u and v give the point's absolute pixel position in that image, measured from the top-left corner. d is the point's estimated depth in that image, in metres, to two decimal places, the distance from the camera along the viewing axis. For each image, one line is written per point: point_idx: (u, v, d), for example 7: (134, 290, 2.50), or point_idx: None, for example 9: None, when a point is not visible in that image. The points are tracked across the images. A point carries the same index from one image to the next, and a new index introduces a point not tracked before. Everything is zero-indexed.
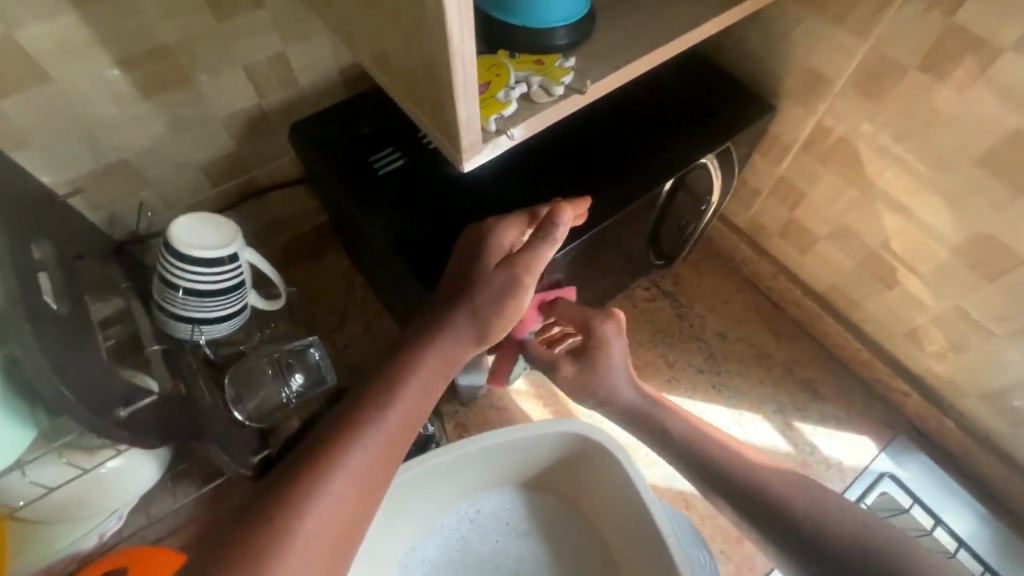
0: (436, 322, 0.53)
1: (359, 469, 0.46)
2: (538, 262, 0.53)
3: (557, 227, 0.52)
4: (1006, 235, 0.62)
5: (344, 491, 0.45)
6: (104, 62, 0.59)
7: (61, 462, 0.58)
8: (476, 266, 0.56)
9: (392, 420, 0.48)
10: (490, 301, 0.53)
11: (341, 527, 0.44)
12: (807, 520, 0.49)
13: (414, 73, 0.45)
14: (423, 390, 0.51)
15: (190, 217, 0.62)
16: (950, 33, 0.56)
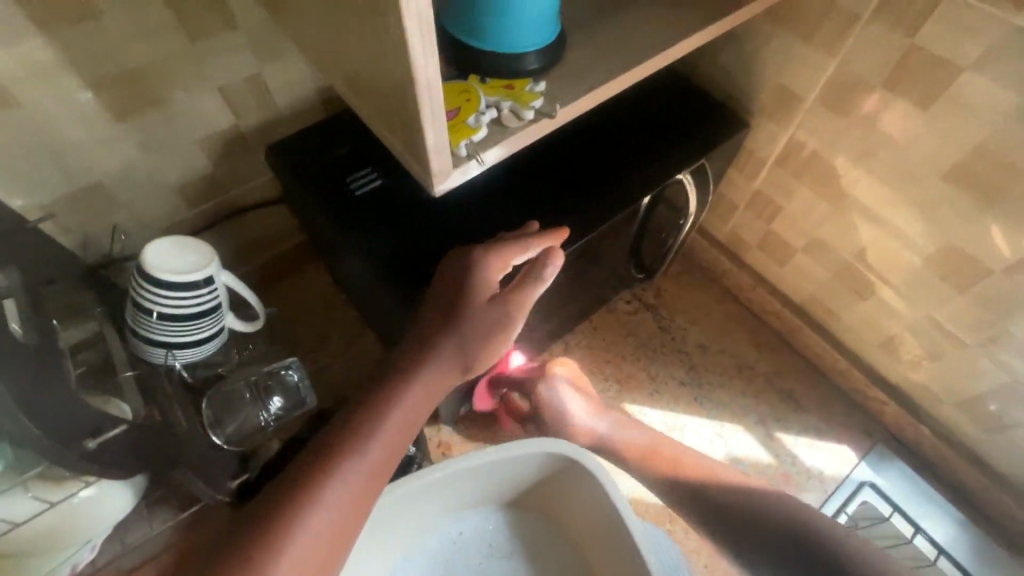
0: (420, 351, 0.53)
1: (344, 499, 0.48)
2: (524, 302, 0.56)
3: (546, 272, 0.55)
4: (974, 247, 0.64)
5: (330, 520, 0.47)
6: (74, 86, 0.58)
7: (27, 497, 0.57)
8: (463, 293, 0.54)
9: (378, 451, 0.50)
10: (476, 333, 0.54)
11: (328, 553, 0.47)
12: (752, 515, 0.53)
13: (384, 98, 0.45)
14: (410, 419, 0.52)
15: (165, 239, 0.61)
16: (913, 51, 0.58)
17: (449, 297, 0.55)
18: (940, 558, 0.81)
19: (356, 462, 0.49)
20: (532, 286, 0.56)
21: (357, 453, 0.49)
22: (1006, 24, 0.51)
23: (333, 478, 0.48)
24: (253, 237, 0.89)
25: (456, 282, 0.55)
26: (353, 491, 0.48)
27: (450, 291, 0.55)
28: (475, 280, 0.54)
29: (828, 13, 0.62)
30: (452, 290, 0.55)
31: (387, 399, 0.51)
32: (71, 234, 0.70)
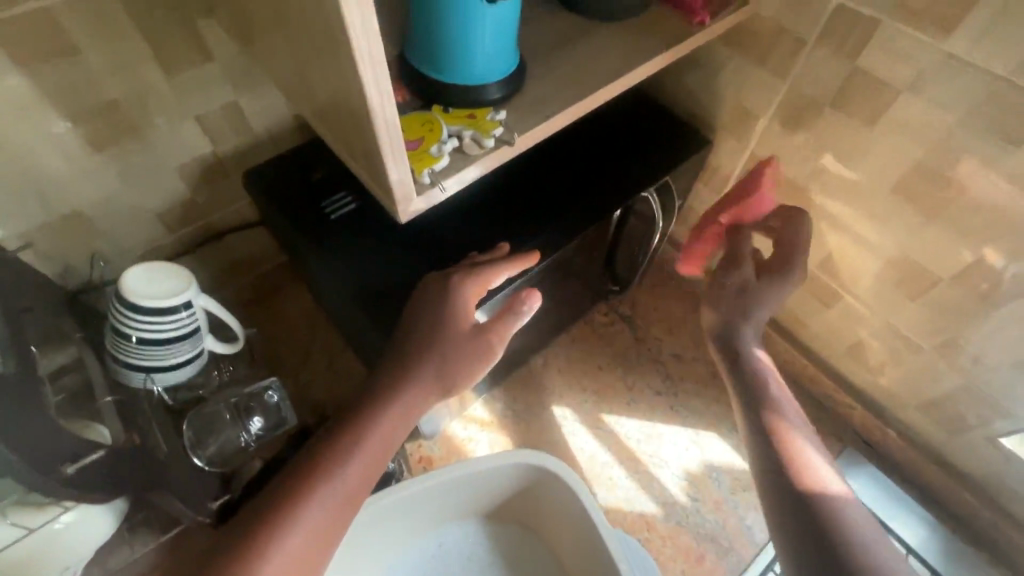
0: (397, 378, 0.55)
1: (321, 520, 0.49)
2: (504, 332, 0.58)
3: (526, 305, 0.58)
4: (923, 256, 0.67)
5: (307, 540, 0.49)
6: (52, 119, 0.60)
7: (5, 523, 0.58)
8: (440, 322, 0.55)
9: (356, 473, 0.51)
10: (455, 360, 0.56)
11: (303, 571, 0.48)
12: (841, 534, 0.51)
13: (349, 132, 0.47)
14: (387, 443, 0.53)
15: (142, 266, 0.63)
16: (856, 74, 0.61)
17: (428, 323, 0.55)
18: (910, 557, 0.82)
19: (335, 483, 0.50)
20: (510, 318, 0.59)
21: (335, 474, 0.50)
22: (937, 49, 0.54)
23: (311, 499, 0.49)
24: (233, 259, 0.90)
25: (435, 309, 0.56)
26: (330, 513, 0.50)
27: (428, 318, 0.56)
28: (456, 308, 0.56)
29: (777, 37, 0.66)
30: (433, 317, 0.56)
31: (366, 422, 0.53)
32: (50, 262, 0.71)
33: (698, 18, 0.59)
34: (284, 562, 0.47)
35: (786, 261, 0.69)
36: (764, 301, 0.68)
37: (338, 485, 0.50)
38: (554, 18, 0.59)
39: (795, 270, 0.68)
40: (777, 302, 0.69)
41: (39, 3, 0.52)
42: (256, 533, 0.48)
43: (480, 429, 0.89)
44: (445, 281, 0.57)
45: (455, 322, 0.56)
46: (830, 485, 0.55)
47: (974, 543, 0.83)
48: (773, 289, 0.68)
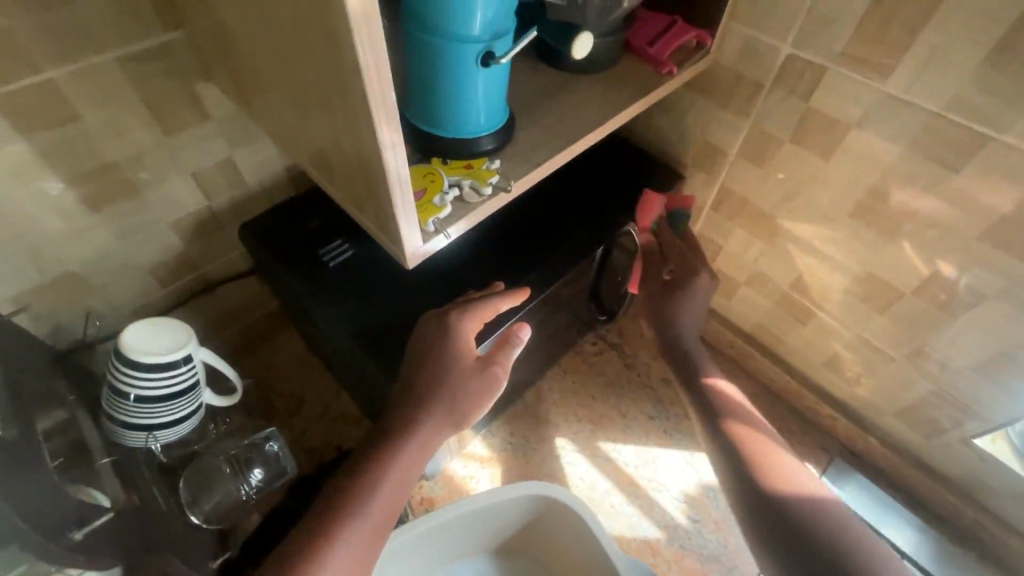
0: (408, 415, 0.56)
1: (345, 561, 0.50)
2: (505, 362, 0.60)
3: (520, 337, 0.61)
4: (886, 272, 0.72)
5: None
6: (52, 182, 0.61)
7: None
8: (443, 358, 0.57)
9: (376, 515, 0.52)
10: (464, 394, 0.57)
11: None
12: (809, 522, 0.56)
13: (356, 186, 0.50)
14: (405, 480, 0.54)
15: (142, 323, 0.63)
16: (810, 113, 0.68)
17: (434, 363, 0.57)
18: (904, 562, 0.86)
19: (356, 527, 0.51)
20: (507, 350, 0.60)
21: (358, 513, 0.52)
22: (879, 90, 0.61)
23: (334, 546, 0.50)
24: (225, 309, 0.91)
25: (437, 349, 0.58)
26: (351, 559, 0.50)
27: (434, 355, 0.57)
28: (459, 345, 0.58)
29: (736, 82, 0.72)
30: (436, 356, 0.57)
31: (381, 464, 0.54)
32: (42, 323, 0.70)
33: (666, 67, 0.65)
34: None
35: (690, 265, 0.75)
36: (681, 308, 0.75)
37: (359, 530, 0.51)
38: (535, 73, 0.64)
39: (700, 272, 0.74)
40: (698, 305, 0.76)
41: (43, 75, 0.54)
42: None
43: (480, 465, 0.89)
44: (446, 319, 0.59)
45: (460, 358, 0.58)
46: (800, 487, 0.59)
47: (962, 543, 0.86)
48: (685, 296, 0.75)
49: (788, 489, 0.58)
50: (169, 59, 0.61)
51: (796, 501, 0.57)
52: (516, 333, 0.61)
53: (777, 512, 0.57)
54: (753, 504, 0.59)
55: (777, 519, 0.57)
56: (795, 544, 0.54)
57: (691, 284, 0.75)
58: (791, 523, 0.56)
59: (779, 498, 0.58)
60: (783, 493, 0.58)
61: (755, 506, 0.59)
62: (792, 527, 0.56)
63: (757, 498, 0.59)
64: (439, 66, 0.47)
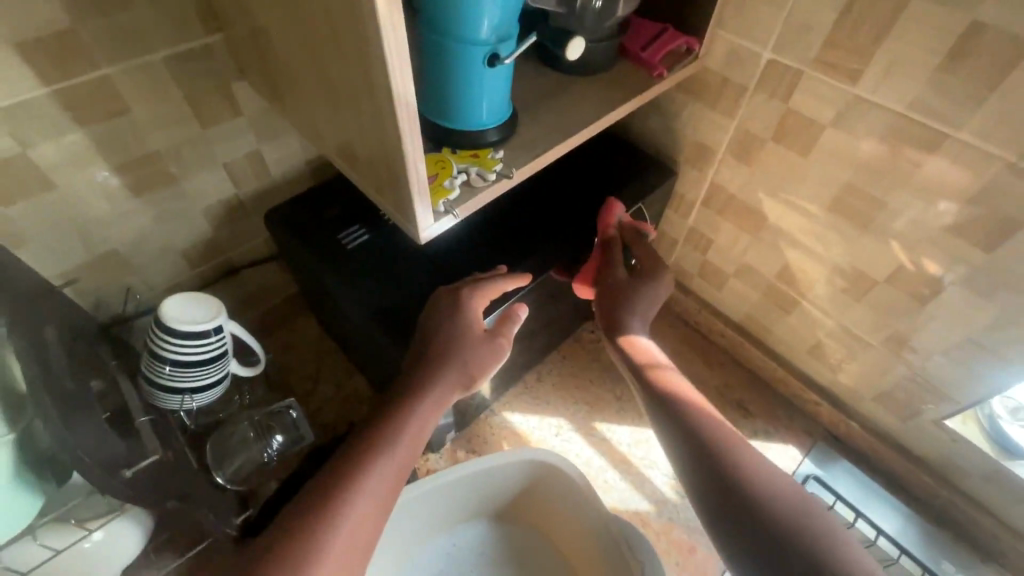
0: (423, 374, 0.62)
1: (371, 494, 0.55)
2: (507, 334, 0.67)
3: (519, 315, 0.68)
4: (861, 261, 0.78)
5: (355, 528, 0.53)
6: (102, 168, 0.68)
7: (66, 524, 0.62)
8: (456, 325, 0.64)
9: (395, 461, 0.57)
10: (472, 358, 0.64)
11: (349, 567, 0.52)
12: (741, 473, 0.58)
13: (378, 172, 0.57)
14: (420, 430, 0.60)
15: (177, 296, 0.70)
16: (789, 114, 0.74)
17: (447, 337, 0.63)
18: (880, 537, 0.90)
19: (374, 479, 0.55)
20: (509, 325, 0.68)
21: (380, 455, 0.57)
22: (850, 93, 0.67)
23: (356, 493, 0.54)
24: (247, 292, 0.97)
25: (450, 324, 0.64)
26: (375, 498, 0.55)
27: (446, 324, 0.64)
28: (470, 321, 0.64)
29: (723, 85, 0.78)
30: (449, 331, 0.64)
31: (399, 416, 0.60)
32: (86, 297, 0.77)
33: (657, 71, 0.71)
34: (335, 559, 0.51)
35: (658, 263, 0.75)
36: (639, 297, 0.73)
37: (377, 479, 0.56)
38: (537, 75, 0.71)
39: (665, 270, 0.74)
40: (654, 300, 0.74)
41: (101, 72, 0.61)
42: (318, 506, 0.53)
43: (483, 441, 0.96)
44: (459, 297, 0.65)
45: (471, 332, 0.64)
46: (733, 441, 0.61)
47: (938, 523, 0.90)
48: (649, 283, 0.74)
49: (723, 445, 0.60)
50: (211, 58, 0.68)
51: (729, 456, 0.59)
52: (516, 311, 0.68)
53: (716, 467, 0.59)
54: (692, 466, 0.60)
55: (716, 476, 0.58)
56: (734, 497, 0.56)
57: (653, 279, 0.74)
58: (726, 478, 0.57)
59: (713, 453, 0.60)
60: (719, 447, 0.60)
61: (694, 468, 0.60)
62: (725, 480, 0.58)
63: (695, 456, 0.60)
64: (451, 67, 0.54)
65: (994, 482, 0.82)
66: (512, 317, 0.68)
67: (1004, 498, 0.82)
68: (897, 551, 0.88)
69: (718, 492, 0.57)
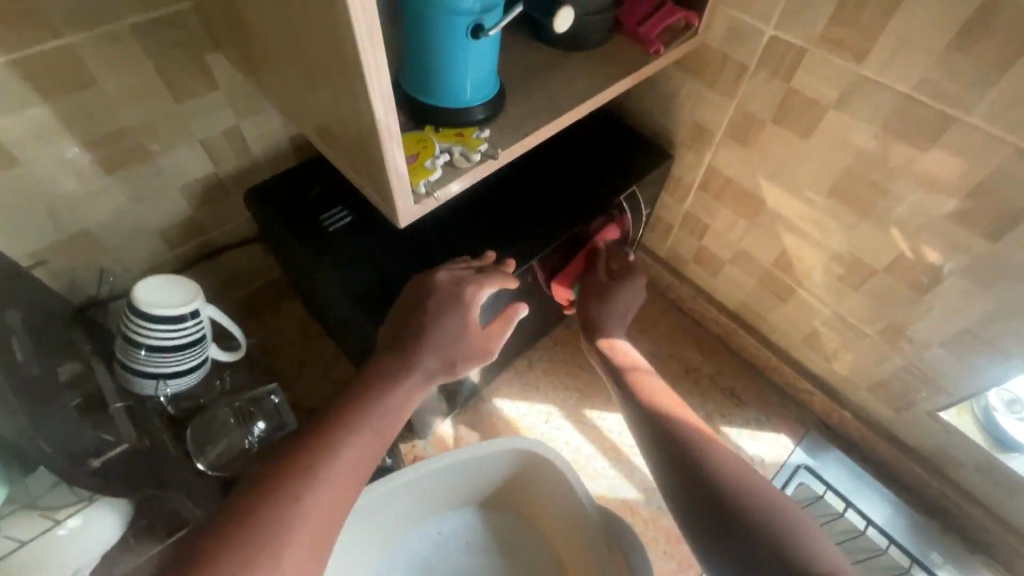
0: (407, 354, 0.59)
1: (343, 472, 0.51)
2: (497, 332, 0.65)
3: (515, 315, 0.66)
4: (860, 249, 0.76)
5: (323, 505, 0.48)
6: (69, 143, 0.64)
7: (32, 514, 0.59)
8: (444, 306, 0.61)
9: (370, 440, 0.54)
10: (457, 344, 0.61)
11: (310, 550, 0.46)
12: (709, 466, 0.58)
13: (355, 151, 0.54)
14: (400, 412, 0.57)
15: (153, 278, 0.67)
16: (791, 94, 0.70)
17: (444, 326, 0.61)
18: (869, 527, 0.89)
19: (350, 460, 0.51)
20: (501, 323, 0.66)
21: (356, 432, 0.53)
22: (854, 72, 0.64)
23: (324, 469, 0.50)
24: (230, 273, 0.95)
25: (448, 314, 0.61)
26: (346, 475, 0.51)
27: (435, 305, 0.61)
28: (469, 316, 0.62)
29: (723, 63, 0.75)
30: (446, 322, 0.61)
31: (379, 394, 0.56)
32: (59, 279, 0.75)
33: (653, 47, 0.68)
34: (296, 536, 0.46)
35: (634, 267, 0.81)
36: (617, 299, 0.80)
37: (350, 456, 0.52)
38: (527, 50, 0.67)
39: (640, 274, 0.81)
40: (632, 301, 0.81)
41: (63, 40, 0.57)
42: (284, 478, 0.48)
43: (471, 428, 0.94)
44: (459, 288, 0.63)
45: (467, 327, 0.62)
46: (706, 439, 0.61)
47: (927, 513, 0.90)
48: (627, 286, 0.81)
49: (695, 441, 0.61)
50: (182, 28, 0.64)
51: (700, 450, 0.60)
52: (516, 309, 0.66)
53: (688, 461, 0.59)
54: (663, 462, 0.61)
55: (685, 467, 0.59)
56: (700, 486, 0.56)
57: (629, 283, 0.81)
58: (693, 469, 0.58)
59: (685, 447, 0.61)
60: (691, 443, 0.61)
61: (664, 462, 0.61)
62: (692, 471, 0.58)
63: (668, 450, 0.61)
64: (432, 40, 0.51)
65: (986, 474, 0.81)
66: (513, 317, 0.66)
67: (996, 490, 0.81)
68: (886, 541, 0.88)
69: (684, 481, 0.58)
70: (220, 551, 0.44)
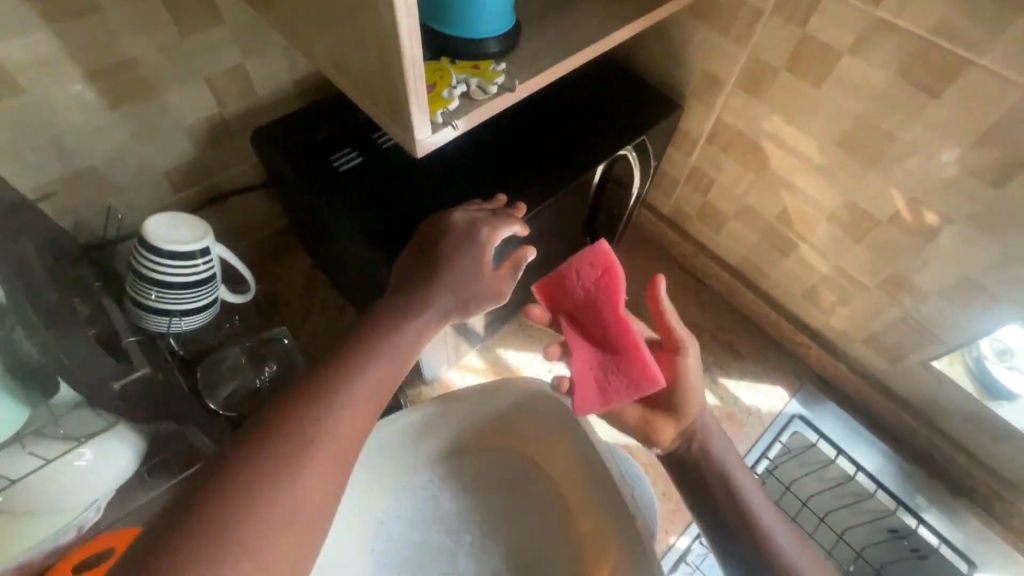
0: (420, 291, 0.59)
1: (360, 397, 0.48)
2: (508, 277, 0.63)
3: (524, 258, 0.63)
4: (864, 200, 0.77)
5: (343, 427, 0.45)
6: (73, 72, 0.63)
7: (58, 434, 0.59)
8: (457, 246, 0.62)
9: (385, 370, 0.51)
10: (468, 283, 0.61)
11: (328, 472, 0.43)
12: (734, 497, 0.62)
13: (372, 79, 0.52)
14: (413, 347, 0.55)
15: (159, 216, 0.67)
16: (806, 41, 0.70)
17: (456, 265, 0.61)
18: (859, 473, 0.93)
19: (368, 388, 0.49)
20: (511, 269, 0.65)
21: (372, 361, 0.51)
22: (870, 15, 0.63)
23: (341, 392, 0.47)
24: (235, 219, 0.94)
25: (463, 255, 0.61)
26: (363, 401, 0.48)
27: (448, 245, 0.61)
28: (482, 257, 0.62)
29: (739, 8, 0.74)
30: (460, 262, 0.61)
31: (393, 329, 0.55)
32: (64, 216, 0.74)
33: None
34: (314, 456, 0.42)
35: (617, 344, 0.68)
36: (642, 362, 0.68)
37: (367, 383, 0.49)
38: None
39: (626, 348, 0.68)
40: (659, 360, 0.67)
41: None
42: (298, 402, 0.45)
43: (476, 376, 0.96)
44: (475, 228, 0.63)
45: (480, 268, 0.62)
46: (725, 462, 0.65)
47: (915, 461, 0.93)
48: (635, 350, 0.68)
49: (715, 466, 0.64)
50: None
51: (721, 477, 0.64)
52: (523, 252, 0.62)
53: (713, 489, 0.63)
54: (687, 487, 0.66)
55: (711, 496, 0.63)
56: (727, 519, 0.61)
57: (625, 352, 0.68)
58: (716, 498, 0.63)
59: (707, 474, 0.64)
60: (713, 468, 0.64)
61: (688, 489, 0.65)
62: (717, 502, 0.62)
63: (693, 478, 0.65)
64: None
65: (973, 421, 0.84)
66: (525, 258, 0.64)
67: (983, 436, 0.84)
68: (874, 485, 0.92)
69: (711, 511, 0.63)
70: (237, 467, 0.40)
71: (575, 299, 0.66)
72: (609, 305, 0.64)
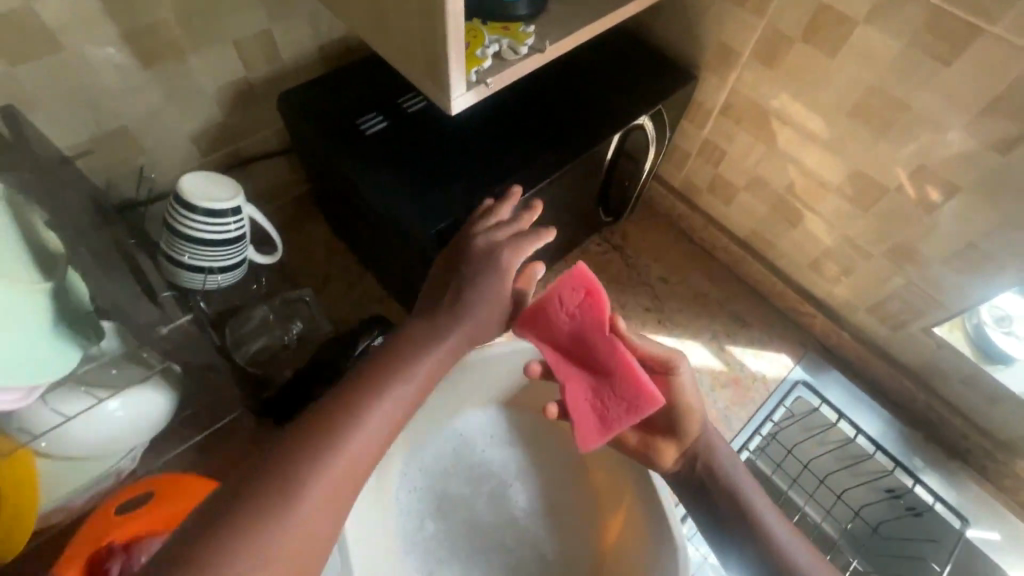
0: (443, 315, 0.62)
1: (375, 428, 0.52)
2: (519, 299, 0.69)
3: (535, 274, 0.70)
4: (873, 169, 0.79)
5: (355, 458, 0.50)
6: (109, 31, 0.65)
7: (111, 372, 0.66)
8: (480, 270, 0.65)
9: (403, 398, 0.55)
10: (486, 312, 0.64)
11: (335, 499, 0.48)
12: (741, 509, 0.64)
13: (409, 36, 0.54)
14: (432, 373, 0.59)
15: (197, 174, 0.70)
16: (821, 10, 0.72)
17: (479, 289, 0.64)
18: (859, 436, 0.95)
19: (382, 418, 0.53)
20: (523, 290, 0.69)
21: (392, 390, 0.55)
22: None
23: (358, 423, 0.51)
24: (257, 186, 0.97)
25: (484, 279, 0.64)
26: (377, 432, 0.52)
27: (471, 269, 0.65)
28: (503, 281, 0.65)
29: None
30: (483, 287, 0.64)
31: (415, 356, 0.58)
32: (97, 176, 0.77)
33: None
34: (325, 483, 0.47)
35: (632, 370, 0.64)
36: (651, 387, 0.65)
37: (384, 414, 0.53)
38: None
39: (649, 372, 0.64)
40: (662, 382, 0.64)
41: None
42: (318, 430, 0.50)
43: None
44: (496, 251, 0.65)
45: (500, 291, 0.65)
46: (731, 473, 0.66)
47: (913, 426, 0.97)
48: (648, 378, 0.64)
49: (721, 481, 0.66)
50: None
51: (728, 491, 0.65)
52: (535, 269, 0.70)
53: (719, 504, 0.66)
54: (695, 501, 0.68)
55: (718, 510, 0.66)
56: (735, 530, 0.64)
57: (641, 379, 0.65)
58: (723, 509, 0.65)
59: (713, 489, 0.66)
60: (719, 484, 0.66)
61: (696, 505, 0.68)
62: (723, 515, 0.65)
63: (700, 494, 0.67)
64: None
65: (972, 385, 0.87)
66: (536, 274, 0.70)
67: (980, 401, 0.88)
68: (873, 447, 0.93)
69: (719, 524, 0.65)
70: (250, 497, 0.45)
71: (561, 327, 0.62)
72: (598, 333, 0.61)
